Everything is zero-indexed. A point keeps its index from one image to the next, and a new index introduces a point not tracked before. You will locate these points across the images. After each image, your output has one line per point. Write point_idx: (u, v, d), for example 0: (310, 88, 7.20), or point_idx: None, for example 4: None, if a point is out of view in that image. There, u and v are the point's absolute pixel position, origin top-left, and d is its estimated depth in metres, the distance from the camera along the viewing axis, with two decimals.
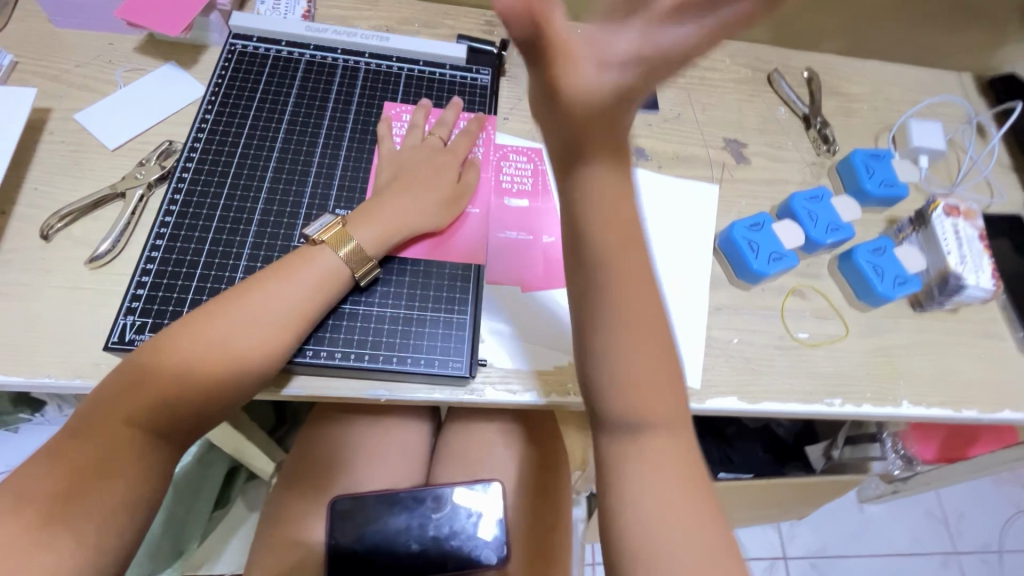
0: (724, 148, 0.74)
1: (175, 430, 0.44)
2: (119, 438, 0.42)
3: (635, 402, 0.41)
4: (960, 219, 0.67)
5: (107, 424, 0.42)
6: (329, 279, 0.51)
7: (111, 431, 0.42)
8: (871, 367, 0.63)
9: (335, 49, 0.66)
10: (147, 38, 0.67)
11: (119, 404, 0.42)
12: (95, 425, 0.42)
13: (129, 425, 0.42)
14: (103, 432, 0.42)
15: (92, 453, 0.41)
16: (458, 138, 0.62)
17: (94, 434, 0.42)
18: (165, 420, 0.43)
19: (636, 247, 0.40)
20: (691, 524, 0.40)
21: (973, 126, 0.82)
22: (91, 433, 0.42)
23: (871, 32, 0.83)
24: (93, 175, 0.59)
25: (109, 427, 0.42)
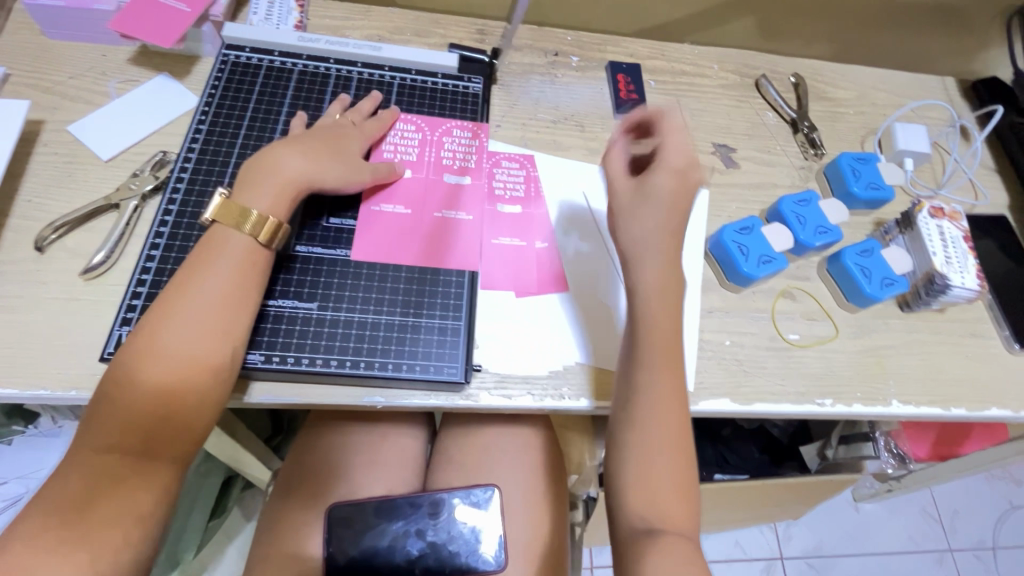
0: (713, 153, 0.75)
1: (159, 444, 0.44)
2: (103, 466, 0.43)
3: (659, 468, 0.47)
4: (945, 221, 0.69)
5: (85, 457, 0.42)
6: (245, 260, 0.49)
7: (91, 461, 0.42)
8: (861, 367, 0.64)
9: (328, 59, 0.67)
10: (140, 49, 0.67)
11: (87, 435, 0.43)
12: (75, 457, 0.43)
13: (107, 453, 0.43)
14: (86, 464, 0.42)
15: (77, 484, 0.42)
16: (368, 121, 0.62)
17: (75, 467, 0.42)
18: (138, 439, 0.43)
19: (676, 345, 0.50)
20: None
21: (957, 129, 0.83)
22: (72, 469, 0.42)
23: None
24: (86, 186, 0.59)
25: (87, 458, 0.42)
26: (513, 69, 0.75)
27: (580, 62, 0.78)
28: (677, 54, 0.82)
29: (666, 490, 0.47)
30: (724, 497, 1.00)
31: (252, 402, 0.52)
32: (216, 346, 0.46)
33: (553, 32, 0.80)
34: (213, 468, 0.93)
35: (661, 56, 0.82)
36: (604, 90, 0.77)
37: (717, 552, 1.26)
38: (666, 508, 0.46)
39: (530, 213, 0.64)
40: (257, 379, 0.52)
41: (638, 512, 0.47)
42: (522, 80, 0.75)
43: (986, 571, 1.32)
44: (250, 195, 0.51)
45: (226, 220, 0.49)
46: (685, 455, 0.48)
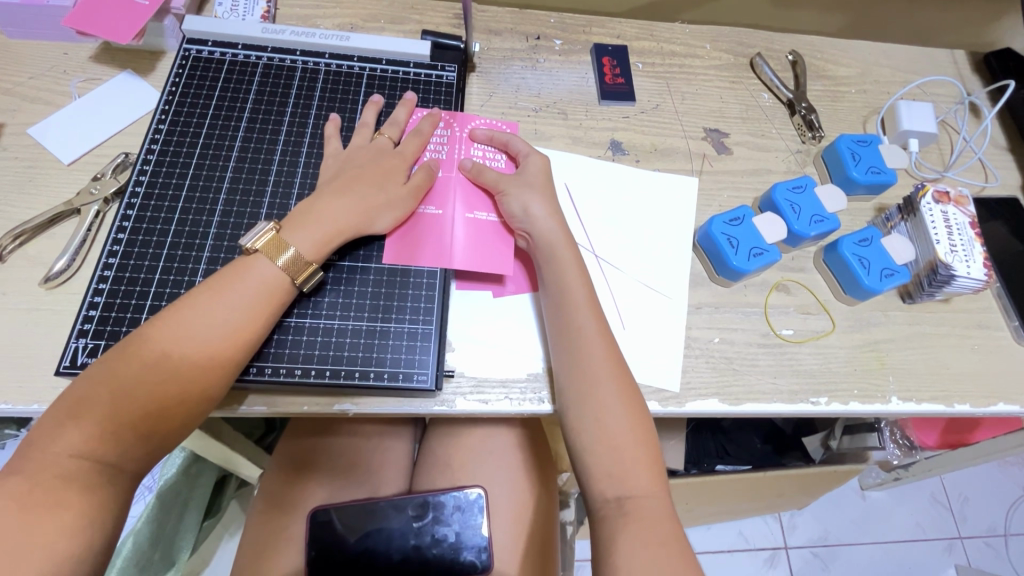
0: (705, 139, 0.71)
1: (131, 457, 0.42)
2: (70, 471, 0.39)
3: (615, 437, 0.49)
4: (950, 206, 0.64)
5: (50, 459, 0.40)
6: (271, 289, 0.47)
7: (58, 465, 0.39)
8: (859, 362, 0.61)
9: (294, 51, 0.64)
10: (102, 46, 0.65)
11: (64, 435, 0.40)
12: (42, 459, 0.39)
13: (76, 458, 0.40)
14: (51, 466, 0.39)
15: (40, 486, 0.39)
16: (394, 131, 0.59)
17: (40, 468, 0.39)
18: (115, 449, 0.41)
19: (591, 310, 0.53)
20: (672, 564, 0.44)
21: (967, 106, 0.78)
22: (34, 469, 0.39)
23: (860, 10, 0.79)
24: (48, 191, 0.57)
25: (55, 461, 0.39)
26: (492, 55, 0.72)
27: (563, 45, 0.75)
28: (668, 34, 0.78)
29: (629, 458, 0.49)
30: (722, 490, 0.98)
31: (243, 413, 0.50)
32: (218, 371, 0.45)
33: (535, 13, 0.76)
34: (205, 469, 0.93)
35: (650, 36, 0.77)
36: (588, 75, 0.73)
37: (720, 543, 1.25)
38: (628, 477, 0.48)
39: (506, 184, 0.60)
40: (247, 392, 0.51)
41: (604, 488, 0.49)
42: (502, 66, 0.71)
43: (997, 559, 1.29)
44: (296, 231, 0.50)
45: (268, 250, 0.48)
46: (641, 420, 0.50)
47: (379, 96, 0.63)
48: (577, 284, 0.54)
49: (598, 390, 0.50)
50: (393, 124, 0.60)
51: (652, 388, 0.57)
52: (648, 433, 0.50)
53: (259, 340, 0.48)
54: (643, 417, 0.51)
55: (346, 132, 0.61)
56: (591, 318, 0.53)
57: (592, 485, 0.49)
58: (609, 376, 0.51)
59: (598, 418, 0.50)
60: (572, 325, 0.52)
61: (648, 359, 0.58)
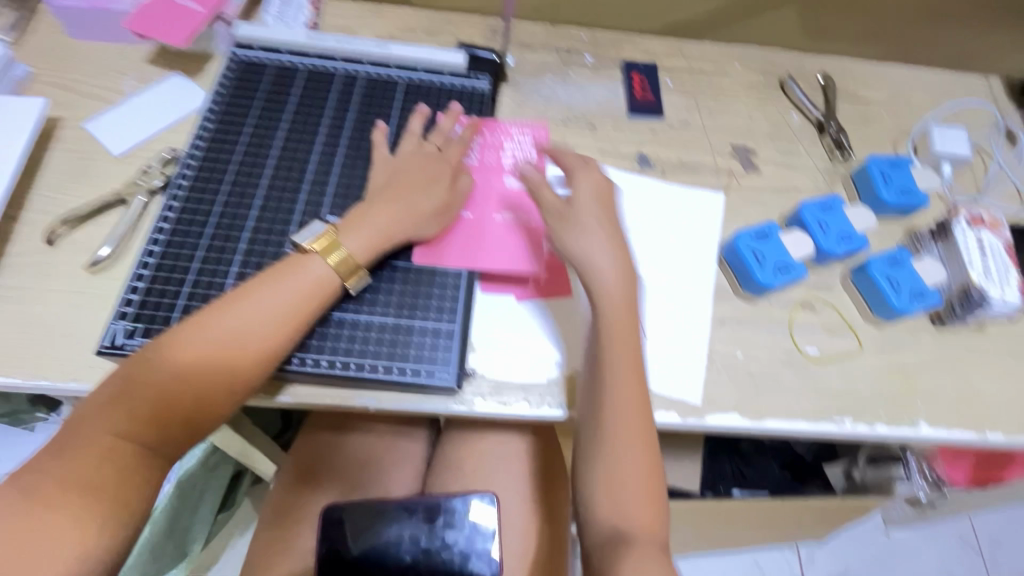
0: (732, 156, 0.71)
1: (169, 442, 0.43)
2: (110, 451, 0.41)
3: (624, 456, 0.49)
4: (984, 230, 0.63)
5: (92, 438, 0.41)
6: (318, 289, 0.49)
7: (100, 444, 0.41)
8: (886, 385, 0.60)
9: (336, 57, 0.67)
10: (156, 49, 0.69)
11: (109, 415, 0.41)
12: (84, 437, 0.41)
13: (116, 439, 0.41)
14: (92, 444, 0.41)
15: (81, 465, 0.40)
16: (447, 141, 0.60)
17: (83, 447, 0.40)
18: (157, 433, 0.42)
19: (627, 323, 0.52)
20: None
21: (1000, 132, 0.78)
22: (77, 446, 0.40)
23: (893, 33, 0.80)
24: (98, 181, 0.60)
25: (99, 441, 0.41)
26: (525, 68, 0.74)
27: (594, 61, 0.76)
28: (698, 53, 0.79)
29: (633, 478, 0.49)
30: (739, 514, 0.96)
31: (275, 403, 0.51)
32: (260, 368, 0.46)
33: (568, 30, 0.78)
34: (223, 463, 0.94)
35: (680, 55, 0.79)
36: (617, 90, 0.74)
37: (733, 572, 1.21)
38: (627, 497, 0.48)
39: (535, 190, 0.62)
40: (284, 382, 0.52)
41: (603, 505, 0.49)
42: (533, 79, 0.73)
43: None
44: (346, 231, 0.51)
45: (323, 250, 0.50)
46: (650, 443, 0.50)
47: (425, 105, 0.65)
48: (615, 295, 0.53)
49: (616, 408, 0.50)
50: (441, 133, 0.61)
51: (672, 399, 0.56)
52: (657, 457, 0.50)
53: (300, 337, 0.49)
54: (652, 443, 0.50)
55: (393, 140, 0.62)
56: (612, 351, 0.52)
57: (589, 501, 0.49)
58: (636, 419, 0.50)
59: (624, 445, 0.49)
60: (604, 334, 0.52)
61: (670, 370, 0.57)
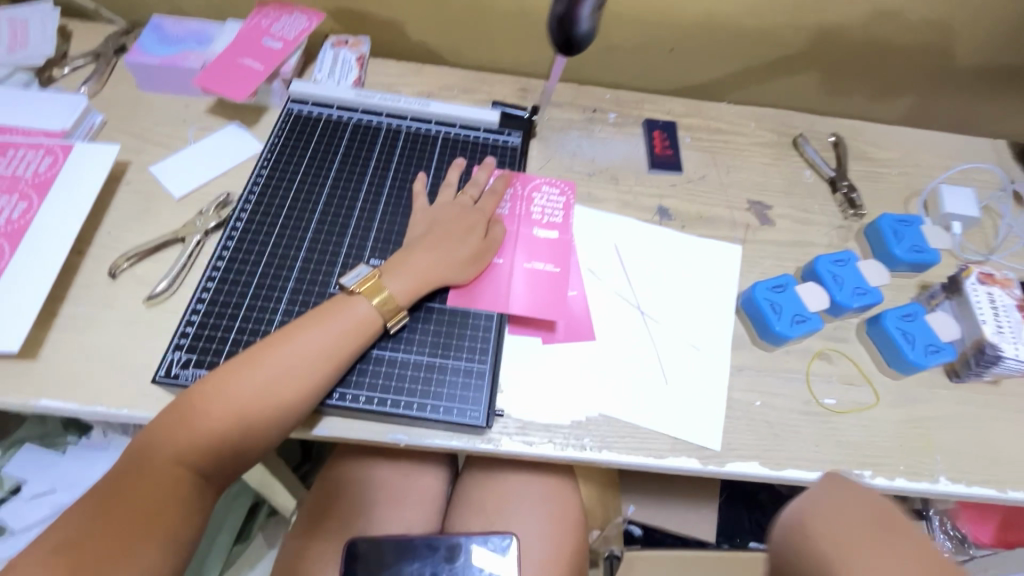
0: (749, 210, 0.75)
1: (219, 468, 0.47)
2: (172, 478, 0.44)
3: None
4: (995, 288, 0.65)
5: (155, 465, 0.44)
6: (361, 328, 0.52)
7: (162, 471, 0.44)
8: (904, 438, 0.61)
9: (381, 113, 0.73)
10: (217, 101, 0.75)
11: (169, 443, 0.45)
12: (145, 463, 0.44)
13: (178, 466, 0.45)
14: (156, 471, 0.44)
15: (142, 489, 0.43)
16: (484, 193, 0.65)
17: (145, 471, 0.44)
18: (210, 461, 0.46)
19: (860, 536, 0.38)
20: None
21: (1008, 193, 0.80)
22: (141, 473, 0.44)
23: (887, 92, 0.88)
24: (159, 221, 0.65)
25: (161, 469, 0.44)
26: (552, 125, 0.79)
27: (617, 118, 0.82)
28: (715, 113, 0.84)
29: None
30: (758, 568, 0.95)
31: (310, 434, 0.54)
32: (306, 401, 0.49)
33: (593, 90, 0.84)
34: (242, 493, 0.96)
35: (698, 114, 0.84)
36: (639, 146, 0.79)
37: None
38: None
39: (562, 239, 0.66)
40: (321, 415, 0.54)
41: None
42: (560, 134, 0.78)
43: None
44: (390, 274, 0.55)
45: (367, 291, 0.54)
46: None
47: (462, 159, 0.70)
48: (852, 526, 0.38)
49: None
50: (477, 185, 0.66)
51: (692, 445, 0.58)
52: None
53: (343, 372, 0.52)
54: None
55: (432, 190, 0.67)
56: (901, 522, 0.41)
57: None
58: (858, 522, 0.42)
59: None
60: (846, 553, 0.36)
61: (691, 416, 0.59)
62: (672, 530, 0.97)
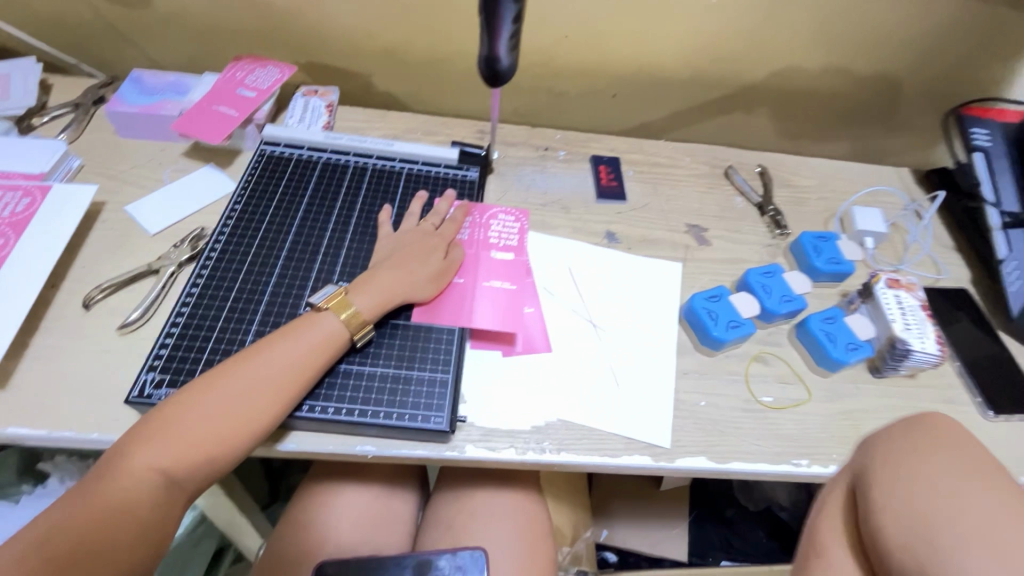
0: (687, 232, 0.83)
1: (189, 478, 0.48)
2: (142, 482, 0.46)
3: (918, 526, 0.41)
4: (903, 291, 0.73)
5: (127, 471, 0.46)
6: (329, 341, 0.56)
7: (133, 475, 0.46)
8: (835, 429, 0.67)
9: (348, 152, 0.79)
10: (192, 146, 0.80)
11: (141, 452, 0.47)
12: (117, 472, 0.46)
13: (148, 473, 0.46)
14: (129, 475, 0.46)
15: (114, 497, 0.45)
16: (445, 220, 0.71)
17: (117, 480, 0.46)
18: (180, 469, 0.48)
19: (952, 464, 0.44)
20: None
21: (911, 211, 0.91)
22: (114, 479, 0.46)
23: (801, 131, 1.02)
24: (133, 255, 0.68)
25: (132, 474, 0.46)
26: (508, 162, 0.87)
27: (566, 156, 0.90)
28: (654, 149, 0.94)
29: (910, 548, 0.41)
30: None
31: (278, 449, 0.56)
32: (278, 409, 0.52)
33: (544, 131, 0.93)
34: (207, 536, 0.94)
35: (639, 150, 0.93)
36: (587, 179, 0.88)
37: None
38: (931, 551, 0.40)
39: (518, 260, 0.72)
40: (291, 430, 0.57)
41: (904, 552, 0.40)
42: (516, 170, 0.86)
43: None
44: (357, 292, 0.60)
45: (335, 307, 0.58)
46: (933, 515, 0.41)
47: (424, 191, 0.76)
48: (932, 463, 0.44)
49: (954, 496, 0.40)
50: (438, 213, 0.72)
51: (645, 443, 0.62)
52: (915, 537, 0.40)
53: (312, 383, 0.55)
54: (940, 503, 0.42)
55: (396, 219, 0.73)
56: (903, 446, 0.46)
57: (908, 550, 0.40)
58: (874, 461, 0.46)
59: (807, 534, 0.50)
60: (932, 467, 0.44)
61: (642, 416, 0.64)
62: (645, 552, 0.99)
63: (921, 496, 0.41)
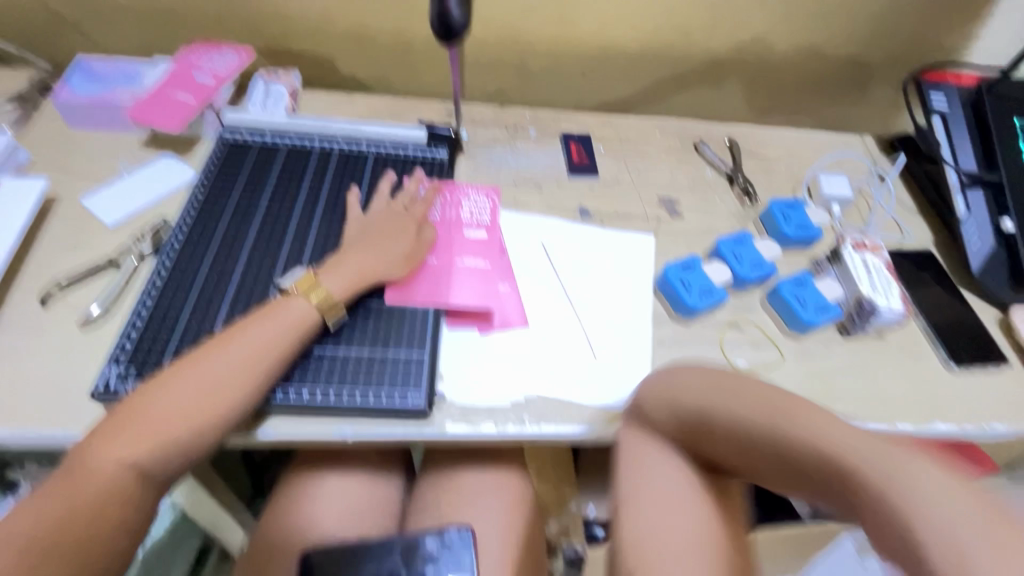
0: (659, 205, 0.84)
1: (163, 470, 0.47)
2: (112, 476, 0.45)
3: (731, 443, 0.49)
4: (868, 252, 0.75)
5: (96, 466, 0.45)
6: (301, 324, 0.55)
7: (101, 469, 0.45)
8: (808, 389, 0.68)
9: (313, 136, 0.77)
10: (149, 135, 0.78)
11: (110, 446, 0.46)
12: (84, 468, 0.45)
13: (117, 466, 0.45)
14: (98, 470, 0.45)
15: (83, 493, 0.44)
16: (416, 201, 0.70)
17: (90, 473, 0.45)
18: (152, 462, 0.46)
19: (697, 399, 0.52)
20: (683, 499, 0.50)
21: (876, 177, 0.93)
22: (82, 474, 0.45)
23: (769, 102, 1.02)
24: (91, 249, 0.66)
25: (101, 468, 0.45)
26: (478, 141, 0.86)
27: (537, 134, 0.89)
28: (624, 125, 0.94)
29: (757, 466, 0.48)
30: None
31: (253, 437, 0.55)
32: (251, 395, 0.51)
33: (513, 110, 0.92)
34: (190, 534, 0.93)
35: (609, 126, 0.93)
36: (558, 156, 0.87)
37: None
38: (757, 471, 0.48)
39: (491, 238, 0.71)
40: (267, 417, 0.56)
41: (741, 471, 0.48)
42: (486, 149, 0.85)
43: None
44: (326, 274, 0.59)
45: (304, 290, 0.57)
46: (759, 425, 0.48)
47: (393, 172, 0.75)
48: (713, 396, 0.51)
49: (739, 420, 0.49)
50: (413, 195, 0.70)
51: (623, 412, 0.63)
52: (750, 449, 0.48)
53: (286, 368, 0.54)
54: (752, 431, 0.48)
55: (366, 201, 0.71)
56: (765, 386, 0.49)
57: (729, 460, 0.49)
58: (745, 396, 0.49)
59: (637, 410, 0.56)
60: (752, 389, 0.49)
61: (620, 386, 0.65)
62: None
63: (752, 438, 0.47)
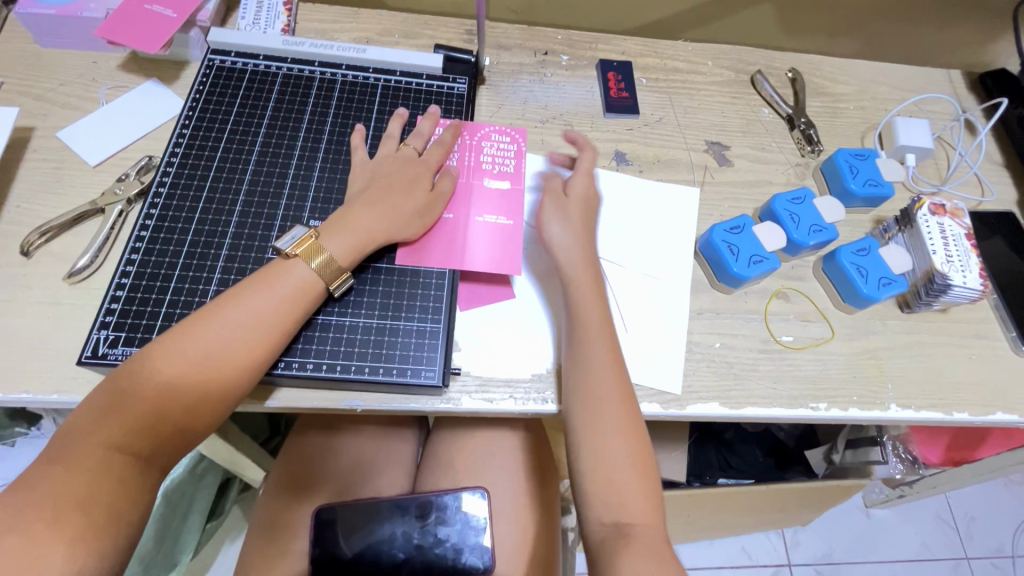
0: (706, 151, 0.73)
1: (160, 451, 0.44)
2: (104, 460, 0.42)
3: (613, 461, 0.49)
4: (946, 218, 0.66)
5: (86, 450, 0.41)
6: (302, 290, 0.49)
7: (91, 453, 0.41)
8: (857, 370, 0.62)
9: (313, 62, 0.67)
10: (129, 56, 0.68)
11: (100, 428, 0.42)
12: (74, 450, 0.41)
13: (108, 449, 0.42)
14: (89, 453, 0.41)
15: (73, 476, 0.41)
16: (432, 147, 0.61)
17: (80, 455, 0.41)
18: (146, 444, 0.43)
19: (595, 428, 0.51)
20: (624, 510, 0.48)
21: (962, 123, 0.80)
22: (71, 457, 0.41)
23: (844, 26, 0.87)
24: (73, 192, 0.59)
25: (96, 451, 0.42)
26: (501, 69, 0.75)
27: (570, 61, 0.77)
28: (670, 51, 0.81)
29: (629, 488, 0.49)
30: (725, 501, 0.98)
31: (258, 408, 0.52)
32: (250, 370, 0.46)
33: (543, 31, 0.79)
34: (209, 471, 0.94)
35: (654, 53, 0.80)
36: (594, 89, 0.76)
37: (722, 559, 1.22)
38: (627, 505, 0.48)
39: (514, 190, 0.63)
40: (272, 387, 0.52)
41: (603, 515, 0.48)
42: (511, 80, 0.74)
43: None
44: (329, 235, 0.52)
45: (305, 254, 0.50)
46: (641, 447, 0.50)
47: (404, 109, 0.65)
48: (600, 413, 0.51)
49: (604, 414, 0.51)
50: (433, 143, 0.62)
51: (653, 390, 0.58)
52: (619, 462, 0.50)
53: (287, 339, 0.49)
54: (645, 456, 0.50)
55: (373, 144, 0.63)
56: (605, 328, 0.54)
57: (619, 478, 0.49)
58: (607, 402, 0.51)
59: (586, 508, 0.49)
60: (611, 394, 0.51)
61: (651, 362, 0.59)
62: None
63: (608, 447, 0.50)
